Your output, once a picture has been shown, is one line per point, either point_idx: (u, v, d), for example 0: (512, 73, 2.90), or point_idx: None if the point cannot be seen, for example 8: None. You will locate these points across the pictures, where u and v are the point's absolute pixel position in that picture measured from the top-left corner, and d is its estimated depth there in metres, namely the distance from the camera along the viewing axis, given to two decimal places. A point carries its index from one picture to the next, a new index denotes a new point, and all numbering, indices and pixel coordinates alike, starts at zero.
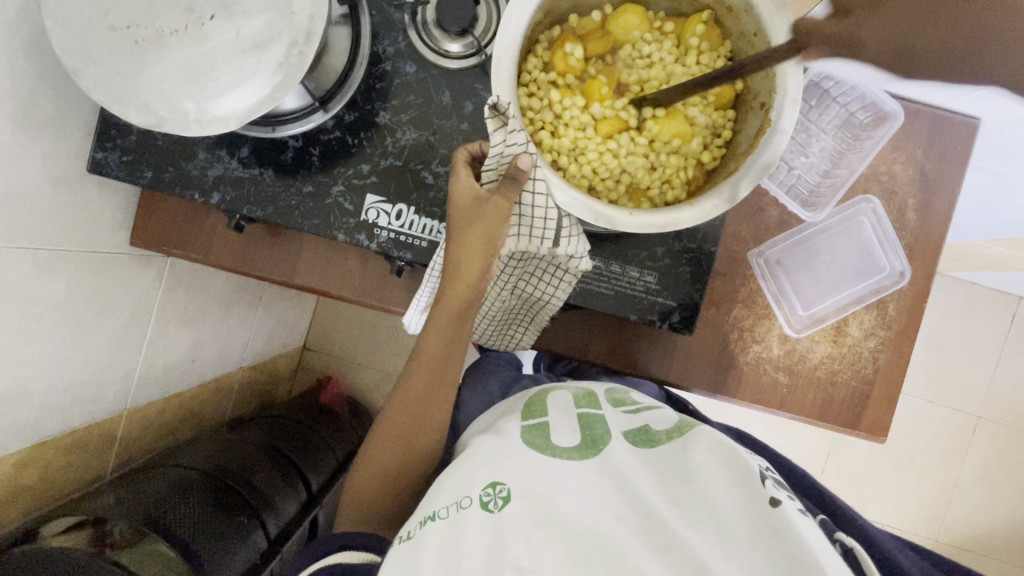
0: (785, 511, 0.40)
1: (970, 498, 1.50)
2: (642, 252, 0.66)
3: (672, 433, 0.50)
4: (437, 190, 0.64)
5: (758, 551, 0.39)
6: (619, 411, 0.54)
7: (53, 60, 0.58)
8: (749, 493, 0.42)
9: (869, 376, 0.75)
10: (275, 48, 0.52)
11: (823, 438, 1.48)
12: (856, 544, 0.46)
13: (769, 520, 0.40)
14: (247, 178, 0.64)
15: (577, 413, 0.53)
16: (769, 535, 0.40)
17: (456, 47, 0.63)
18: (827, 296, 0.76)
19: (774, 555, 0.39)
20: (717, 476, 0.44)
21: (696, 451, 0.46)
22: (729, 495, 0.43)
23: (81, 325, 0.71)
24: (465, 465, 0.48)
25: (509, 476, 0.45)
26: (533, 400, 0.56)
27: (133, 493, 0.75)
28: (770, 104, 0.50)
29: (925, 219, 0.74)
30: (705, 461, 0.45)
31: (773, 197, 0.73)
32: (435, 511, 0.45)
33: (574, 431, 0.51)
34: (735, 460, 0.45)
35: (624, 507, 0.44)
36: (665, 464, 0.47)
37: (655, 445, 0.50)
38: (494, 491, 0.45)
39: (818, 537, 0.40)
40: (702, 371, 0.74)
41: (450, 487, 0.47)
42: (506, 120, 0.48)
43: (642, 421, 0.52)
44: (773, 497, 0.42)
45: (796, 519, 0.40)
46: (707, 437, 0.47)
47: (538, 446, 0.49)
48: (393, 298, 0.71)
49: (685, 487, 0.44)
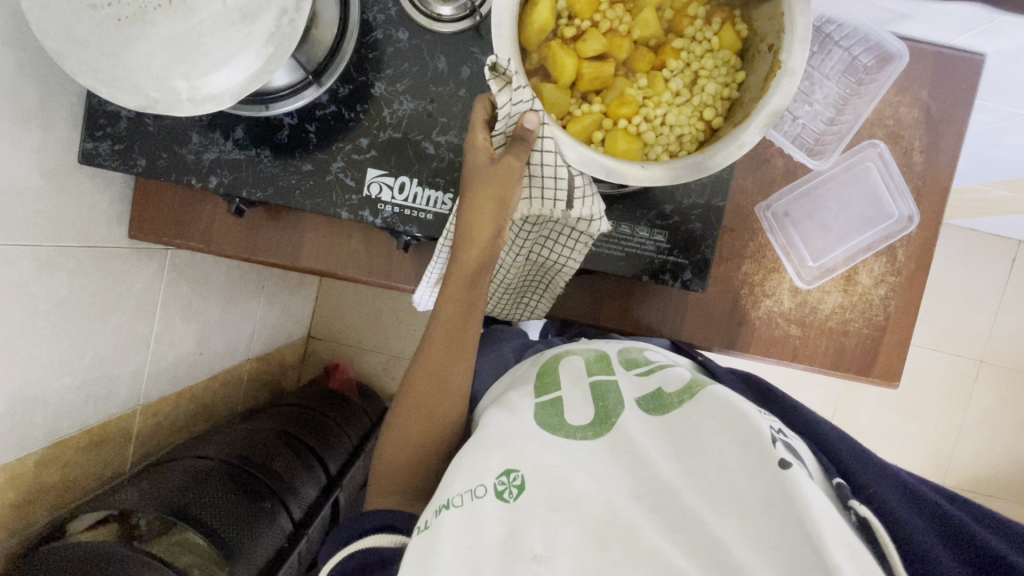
0: (793, 473, 0.38)
1: (974, 441, 1.53)
2: (649, 211, 0.65)
3: (682, 395, 0.48)
4: (440, 160, 0.62)
5: (768, 517, 0.37)
6: (632, 373, 0.53)
7: (31, 45, 0.56)
8: (758, 456, 0.40)
9: (881, 323, 0.75)
10: (264, 18, 0.50)
11: (829, 391, 1.50)
12: (869, 514, 0.41)
13: (778, 483, 0.38)
14: (244, 159, 0.62)
15: (589, 382, 0.52)
16: (777, 502, 0.37)
17: (447, 10, 0.61)
18: (837, 245, 0.75)
19: (784, 523, 0.36)
20: (728, 441, 0.42)
21: (711, 416, 0.44)
22: (740, 460, 0.40)
23: (87, 321, 0.70)
24: (477, 447, 0.46)
25: (523, 462, 0.44)
26: (545, 372, 0.55)
27: (156, 484, 0.77)
28: (779, 44, 0.49)
29: (932, 160, 0.73)
30: (717, 426, 0.43)
31: (778, 148, 0.72)
32: (449, 499, 0.44)
33: (587, 405, 0.50)
34: (744, 420, 0.42)
35: (638, 485, 0.43)
36: (676, 433, 0.45)
37: (668, 412, 0.47)
38: (507, 479, 0.43)
39: (825, 500, 0.37)
40: (715, 326, 0.74)
41: (464, 472, 0.45)
42: (510, 79, 0.46)
43: (654, 385, 0.50)
44: (783, 460, 0.39)
45: (804, 480, 0.37)
46: (720, 401, 0.44)
47: (550, 427, 0.48)
48: (402, 274, 0.70)
49: (697, 456, 0.42)
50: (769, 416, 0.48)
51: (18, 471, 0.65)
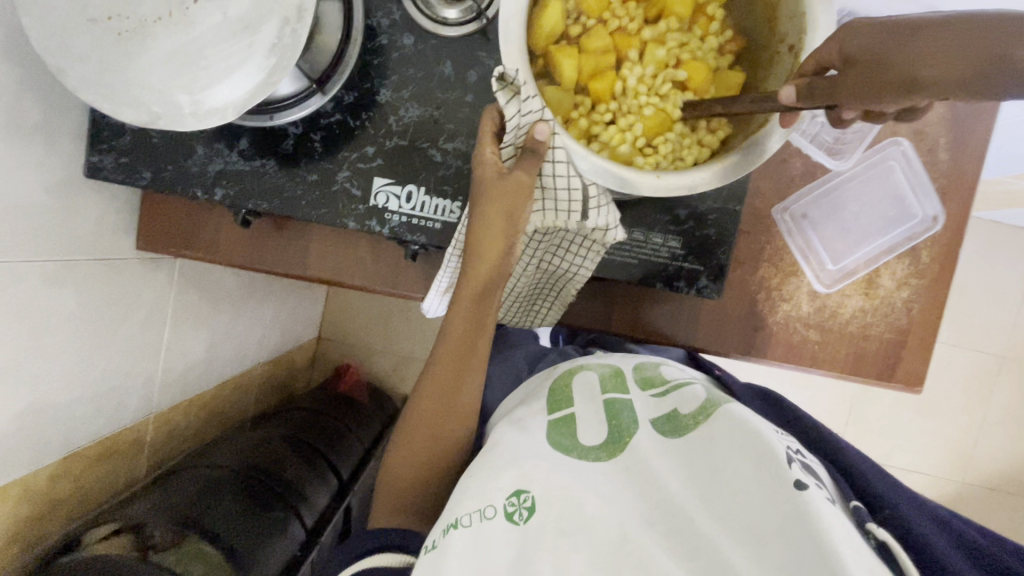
0: (809, 496, 0.37)
1: (995, 440, 1.49)
2: (663, 216, 0.63)
3: (698, 415, 0.46)
4: (448, 167, 0.61)
5: (785, 544, 0.36)
6: (648, 393, 0.51)
7: (33, 61, 0.55)
8: (773, 477, 0.39)
9: (904, 327, 0.72)
10: (265, 29, 0.49)
11: (846, 389, 1.47)
12: (888, 536, 0.39)
13: (794, 505, 0.36)
14: (249, 170, 0.62)
15: (603, 399, 0.51)
16: (793, 525, 0.36)
17: (453, 14, 0.59)
18: (858, 247, 0.72)
19: (801, 550, 0.35)
20: (744, 462, 0.40)
21: (723, 437, 0.43)
22: (755, 483, 0.39)
23: (98, 332, 0.70)
24: (487, 466, 0.45)
25: (534, 483, 0.43)
26: (557, 389, 0.53)
27: (169, 495, 0.77)
28: (799, 47, 0.46)
29: (958, 157, 0.70)
30: (732, 447, 0.42)
31: (796, 148, 0.69)
32: (457, 518, 0.43)
33: (599, 424, 0.49)
34: (758, 441, 0.41)
35: (651, 510, 0.41)
36: (691, 456, 0.44)
37: (682, 434, 0.46)
38: (518, 500, 0.42)
39: (844, 526, 0.36)
40: (731, 332, 0.72)
41: (473, 490, 0.44)
42: (518, 89, 0.45)
43: (669, 407, 0.49)
44: (798, 481, 0.38)
45: (820, 504, 0.36)
46: (735, 421, 0.43)
47: (563, 446, 0.47)
48: (411, 283, 0.69)
49: (711, 478, 0.41)
50: (786, 436, 0.46)
51: (33, 484, 0.66)
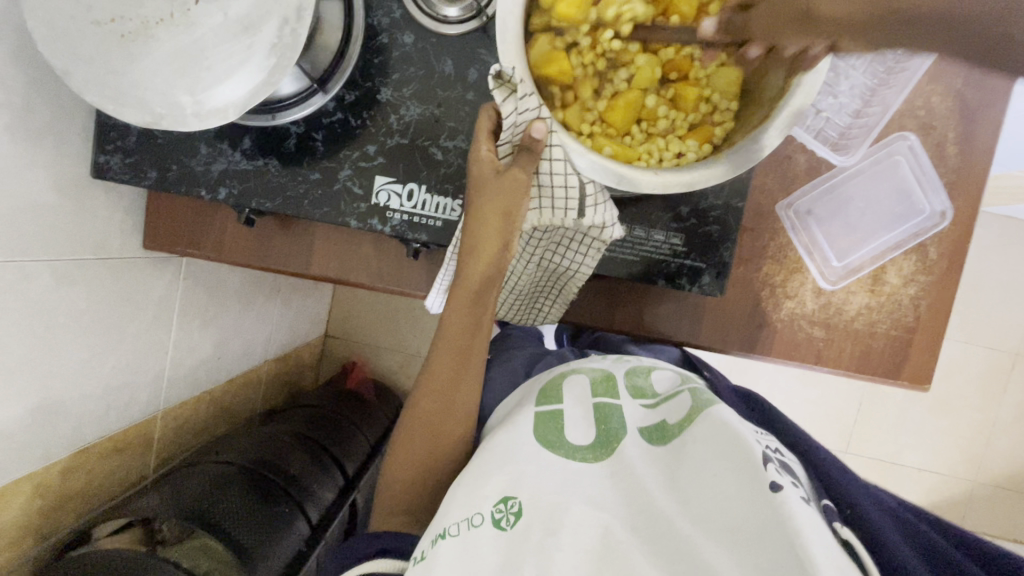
0: (784, 497, 0.37)
1: (1008, 438, 1.47)
2: (665, 214, 0.63)
3: (685, 423, 0.46)
4: (449, 166, 0.61)
5: (762, 547, 0.35)
6: (639, 402, 0.51)
7: (40, 63, 0.56)
8: (751, 479, 0.38)
9: (911, 324, 0.71)
10: (266, 29, 0.49)
11: (855, 387, 1.45)
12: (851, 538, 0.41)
13: (772, 509, 0.36)
14: (251, 169, 0.62)
15: (593, 403, 0.51)
16: (771, 526, 0.36)
17: (453, 11, 0.59)
18: (864, 244, 0.71)
19: (778, 552, 0.35)
20: (723, 465, 0.40)
21: (705, 441, 0.43)
22: (733, 485, 0.39)
23: (106, 331, 0.71)
24: (475, 473, 0.46)
25: (521, 489, 0.43)
26: (549, 389, 0.54)
27: (177, 487, 0.79)
28: None
29: (967, 152, 0.69)
30: (713, 450, 0.42)
31: (801, 144, 0.69)
32: (446, 528, 0.43)
33: (588, 425, 0.49)
34: (738, 442, 0.41)
35: (634, 513, 0.41)
36: (675, 461, 0.44)
37: (669, 441, 0.46)
38: (505, 507, 0.42)
39: (822, 529, 0.36)
40: (734, 330, 0.72)
41: (460, 500, 0.44)
42: (515, 87, 0.45)
43: (659, 417, 0.49)
44: (773, 483, 0.38)
45: (797, 506, 0.36)
46: (717, 424, 0.43)
47: (550, 443, 0.47)
48: (413, 281, 0.70)
49: (694, 481, 0.41)
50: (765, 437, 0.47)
51: (45, 479, 0.67)
